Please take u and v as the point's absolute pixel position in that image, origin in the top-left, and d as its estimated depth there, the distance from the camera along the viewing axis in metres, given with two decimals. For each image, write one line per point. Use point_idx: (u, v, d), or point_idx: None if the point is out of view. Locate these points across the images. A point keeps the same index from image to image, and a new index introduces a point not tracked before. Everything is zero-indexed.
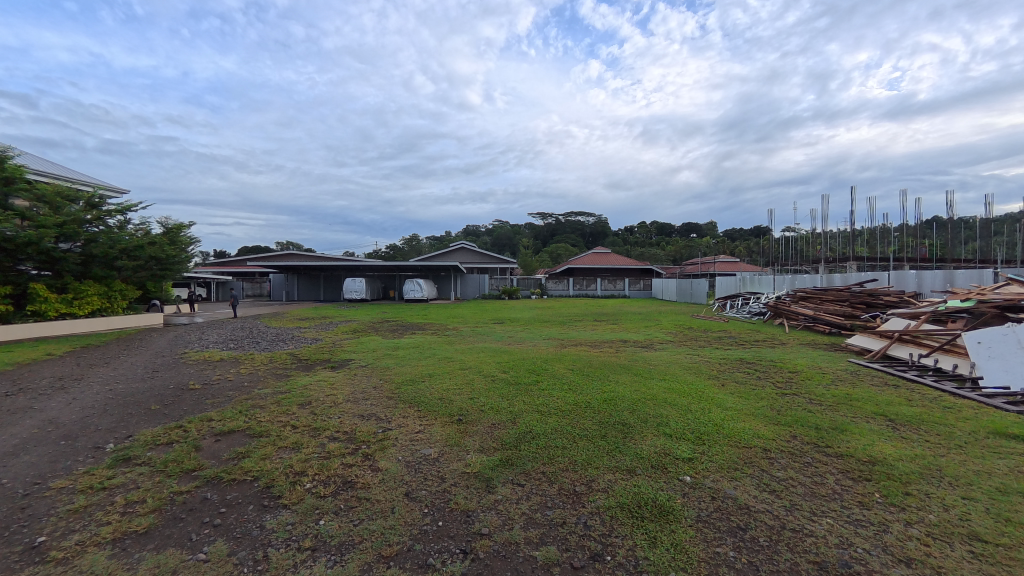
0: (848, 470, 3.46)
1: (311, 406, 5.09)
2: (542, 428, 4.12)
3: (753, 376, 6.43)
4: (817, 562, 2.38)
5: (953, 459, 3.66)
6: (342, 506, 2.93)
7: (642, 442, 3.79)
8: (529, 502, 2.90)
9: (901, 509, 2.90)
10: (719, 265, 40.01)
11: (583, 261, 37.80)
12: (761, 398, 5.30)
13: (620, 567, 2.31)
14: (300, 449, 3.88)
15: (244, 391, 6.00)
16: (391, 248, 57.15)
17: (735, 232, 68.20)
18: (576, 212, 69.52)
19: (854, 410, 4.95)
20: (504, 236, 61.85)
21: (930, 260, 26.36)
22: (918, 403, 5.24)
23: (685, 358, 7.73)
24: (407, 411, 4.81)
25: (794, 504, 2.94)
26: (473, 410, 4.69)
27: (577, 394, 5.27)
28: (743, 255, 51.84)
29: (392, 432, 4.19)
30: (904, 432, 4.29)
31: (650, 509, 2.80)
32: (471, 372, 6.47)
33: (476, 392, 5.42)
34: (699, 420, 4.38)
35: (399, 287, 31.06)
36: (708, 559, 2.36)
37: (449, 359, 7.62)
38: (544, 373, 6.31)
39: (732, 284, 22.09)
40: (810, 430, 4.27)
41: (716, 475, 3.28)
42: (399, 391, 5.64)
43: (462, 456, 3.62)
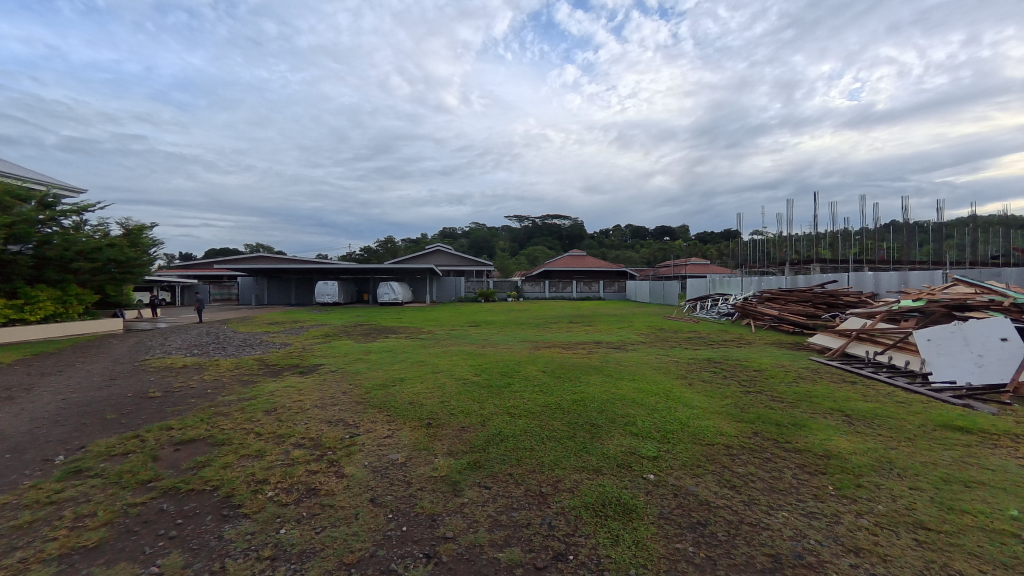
0: (806, 465, 3.59)
1: (277, 412, 4.96)
2: (512, 430, 4.15)
3: (719, 375, 6.62)
4: (771, 555, 2.46)
5: (902, 451, 3.86)
6: (305, 514, 2.86)
7: (609, 442, 3.86)
8: (496, 504, 2.90)
9: (852, 501, 3.03)
10: (692, 267, 40.96)
11: (559, 263, 38.09)
12: (725, 396, 5.48)
13: (582, 566, 2.33)
14: (264, 456, 3.78)
15: (208, 398, 5.80)
16: (366, 250, 56.36)
17: (707, 234, 70.19)
18: (554, 216, 70.33)
19: (813, 406, 5.17)
20: (481, 238, 61.78)
21: (888, 261, 27.78)
22: (873, 398, 5.50)
23: (656, 359, 7.89)
24: (377, 416, 4.73)
25: (752, 499, 3.04)
26: (443, 414, 4.66)
27: (548, 395, 5.32)
28: (714, 258, 53.11)
29: (360, 438, 4.12)
30: (859, 426, 4.49)
31: (614, 507, 2.84)
32: (443, 376, 6.45)
33: (447, 395, 5.39)
34: (664, 419, 4.48)
35: (374, 289, 30.68)
36: (668, 555, 2.41)
37: (421, 363, 7.54)
38: (516, 376, 6.35)
39: (703, 286, 22.79)
40: (770, 427, 4.42)
41: (679, 472, 3.36)
42: (370, 396, 5.55)
43: (432, 459, 3.60)
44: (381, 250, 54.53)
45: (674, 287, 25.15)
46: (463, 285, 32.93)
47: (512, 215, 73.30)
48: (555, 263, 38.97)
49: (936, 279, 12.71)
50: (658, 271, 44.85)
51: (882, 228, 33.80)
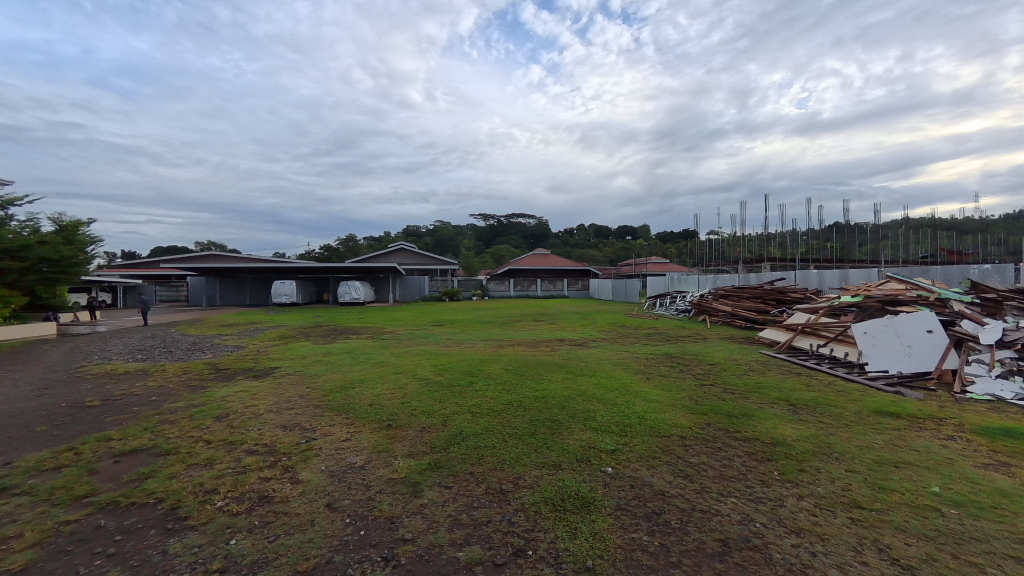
0: (754, 452, 3.78)
1: (229, 418, 4.74)
2: (473, 429, 4.14)
3: (676, 370, 6.86)
4: (721, 539, 2.57)
5: (839, 437, 4.15)
6: (257, 523, 2.75)
7: (569, 437, 3.93)
8: (456, 504, 2.89)
9: (795, 485, 3.22)
10: (652, 266, 42.19)
11: (524, 262, 38.24)
12: (681, 389, 5.69)
13: (541, 560, 2.36)
14: (214, 465, 3.60)
15: (153, 405, 5.45)
16: (326, 249, 54.61)
17: (667, 234, 72.48)
18: (519, 215, 70.65)
19: (762, 396, 5.45)
20: (446, 237, 61.18)
21: (831, 260, 29.63)
22: (816, 388, 5.87)
23: (616, 355, 8.08)
24: (335, 419, 4.61)
25: (703, 487, 3.18)
26: (404, 415, 4.59)
27: (510, 393, 5.35)
28: (673, 257, 54.90)
29: (317, 442, 4.00)
30: (802, 415, 4.78)
31: (573, 501, 2.90)
32: (405, 376, 6.35)
33: (408, 396, 5.31)
34: (623, 413, 4.60)
35: (335, 289, 29.80)
36: (624, 545, 2.49)
37: (382, 364, 7.39)
38: (479, 375, 6.33)
39: (662, 284, 23.53)
40: (722, 417, 4.63)
41: (636, 464, 3.46)
42: (328, 398, 5.39)
43: (391, 461, 3.55)
44: (342, 250, 52.85)
45: (636, 285, 25.82)
46: (427, 285, 32.53)
47: (478, 214, 73.02)
48: (520, 262, 39.14)
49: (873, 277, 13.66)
50: (621, 270, 45.92)
51: (826, 228, 35.98)
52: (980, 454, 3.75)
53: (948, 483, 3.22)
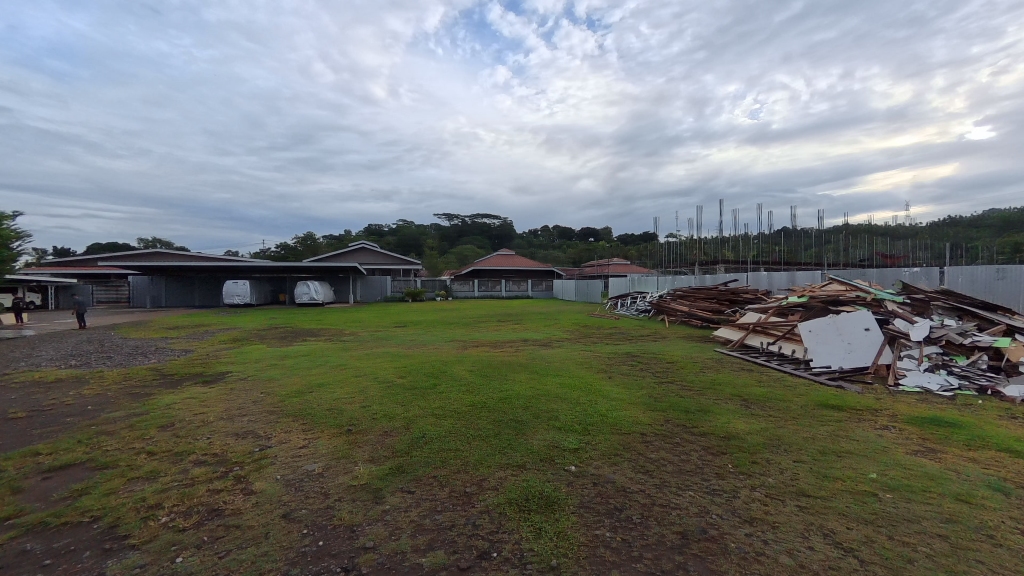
0: (710, 446, 3.94)
1: (175, 428, 4.45)
2: (437, 432, 4.09)
3: (637, 368, 7.04)
4: (680, 532, 2.66)
5: (787, 429, 4.40)
6: (207, 538, 2.59)
7: (533, 437, 3.96)
8: (419, 509, 2.84)
9: (748, 476, 3.38)
10: (614, 267, 43.20)
11: (489, 263, 38.19)
12: (641, 387, 5.85)
13: (506, 562, 2.36)
14: (158, 478, 3.37)
15: (88, 416, 5.03)
16: (283, 248, 52.44)
17: (628, 236, 74.44)
18: (484, 215, 70.52)
19: (717, 392, 5.69)
20: (409, 236, 60.16)
21: (779, 263, 31.36)
22: (766, 383, 6.20)
23: (580, 355, 8.20)
24: (292, 426, 4.42)
25: (663, 481, 3.29)
26: (365, 419, 4.47)
27: (474, 394, 5.33)
28: (634, 259, 56.44)
29: (272, 450, 3.82)
30: (754, 409, 5.03)
31: (537, 501, 2.92)
32: (366, 379, 6.18)
33: (369, 400, 5.18)
34: (586, 412, 4.68)
35: (292, 289, 28.67)
36: (587, 542, 2.53)
37: (342, 366, 7.17)
38: (442, 376, 6.26)
39: (623, 285, 24.14)
40: (680, 413, 4.79)
41: (598, 462, 3.53)
42: (284, 404, 5.17)
43: (352, 467, 3.44)
44: (300, 248, 50.90)
45: (599, 285, 26.36)
46: (390, 285, 31.88)
47: (442, 214, 72.29)
48: (485, 262, 39.06)
49: (816, 279, 14.55)
50: (584, 271, 46.72)
51: (775, 232, 38.07)
52: (910, 441, 4.07)
53: (884, 469, 3.48)
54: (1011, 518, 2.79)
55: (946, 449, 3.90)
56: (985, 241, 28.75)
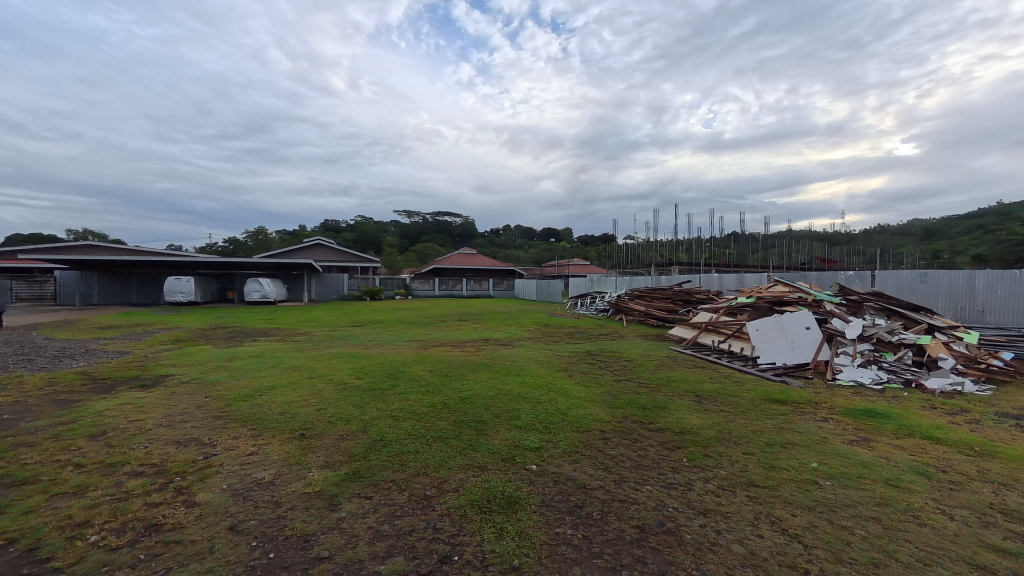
0: (667, 441, 4.07)
1: (107, 437, 4.08)
2: (396, 434, 3.99)
3: (596, 366, 7.19)
4: (638, 526, 2.73)
5: (737, 423, 4.62)
6: (143, 556, 2.39)
7: (494, 437, 3.94)
8: (377, 515, 2.76)
9: (701, 469, 3.52)
10: (575, 267, 43.93)
11: (450, 262, 37.77)
12: (600, 385, 5.98)
13: (467, 565, 2.33)
14: (87, 493, 3.07)
15: (2, 425, 4.53)
16: (231, 243, 49.61)
17: (589, 237, 75.97)
18: (446, 214, 69.80)
19: (672, 389, 5.91)
20: (368, 233, 58.56)
21: (729, 265, 33.01)
22: (718, 379, 6.50)
23: (541, 354, 8.27)
24: (240, 431, 4.18)
25: (622, 477, 3.36)
26: (320, 423, 4.30)
27: (434, 395, 5.24)
28: (594, 259, 57.66)
29: (218, 458, 3.59)
30: (706, 404, 5.26)
31: (499, 501, 2.91)
32: (321, 381, 5.94)
33: (324, 402, 4.98)
34: (547, 411, 4.72)
35: (242, 287, 27.19)
36: (549, 540, 2.54)
37: (295, 368, 6.85)
38: (402, 377, 6.12)
39: (583, 285, 24.60)
40: (637, 410, 4.93)
41: (559, 460, 3.56)
42: (232, 408, 4.88)
43: (305, 474, 3.29)
44: (250, 244, 48.32)
45: (559, 285, 26.72)
46: (347, 283, 30.90)
47: (403, 211, 70.87)
48: (446, 261, 38.62)
49: (762, 280, 15.43)
50: (545, 271, 47.22)
51: (726, 236, 40.03)
52: (845, 432, 4.39)
53: (823, 459, 3.72)
54: (933, 499, 3.06)
55: (877, 438, 4.23)
56: (908, 248, 31.51)
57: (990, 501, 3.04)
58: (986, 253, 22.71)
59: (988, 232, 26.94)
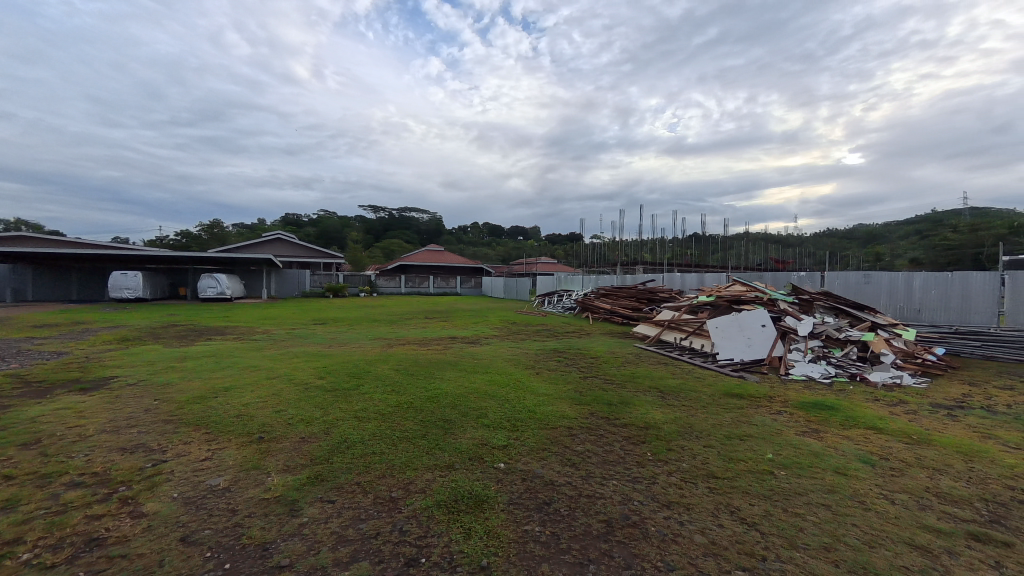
0: (631, 436, 4.16)
1: (40, 445, 3.75)
2: (360, 435, 3.88)
3: (563, 364, 7.27)
4: (605, 520, 2.77)
5: (698, 417, 4.78)
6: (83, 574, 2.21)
7: (462, 436, 3.90)
8: (341, 519, 2.67)
9: (665, 463, 3.62)
10: (542, 265, 44.25)
11: (417, 259, 37.13)
12: (567, 382, 6.05)
13: (434, 566, 2.29)
14: (17, 506, 2.81)
15: None
16: (182, 235, 46.92)
17: (556, 236, 76.73)
18: (413, 210, 68.69)
19: (637, 385, 6.05)
20: (331, 228, 56.82)
21: (690, 265, 34.17)
22: (680, 375, 6.71)
23: (508, 351, 8.28)
24: (193, 436, 3.94)
25: (588, 472, 3.40)
26: (280, 425, 4.12)
27: (400, 394, 5.14)
28: (561, 258, 58.30)
29: (168, 465, 3.37)
30: (669, 399, 5.42)
31: (466, 501, 2.88)
32: (281, 382, 5.71)
33: (284, 404, 4.79)
34: (514, 409, 4.72)
35: (194, 283, 25.77)
36: (517, 539, 2.54)
37: (253, 368, 6.55)
38: (367, 377, 5.97)
39: (551, 283, 24.82)
40: (603, 406, 5.01)
41: (527, 457, 3.57)
42: (183, 411, 4.60)
43: (264, 479, 3.15)
44: (203, 237, 45.88)
45: (527, 283, 26.82)
46: (309, 280, 29.87)
47: (368, 207, 69.19)
48: (413, 258, 37.98)
49: (721, 279, 16.05)
50: (513, 269, 47.32)
51: (687, 237, 41.41)
52: (797, 424, 4.63)
53: (778, 450, 3.91)
54: (876, 485, 3.27)
55: (826, 429, 4.48)
56: (853, 252, 33.61)
57: (926, 485, 3.28)
58: (921, 257, 24.52)
59: (923, 238, 29.09)
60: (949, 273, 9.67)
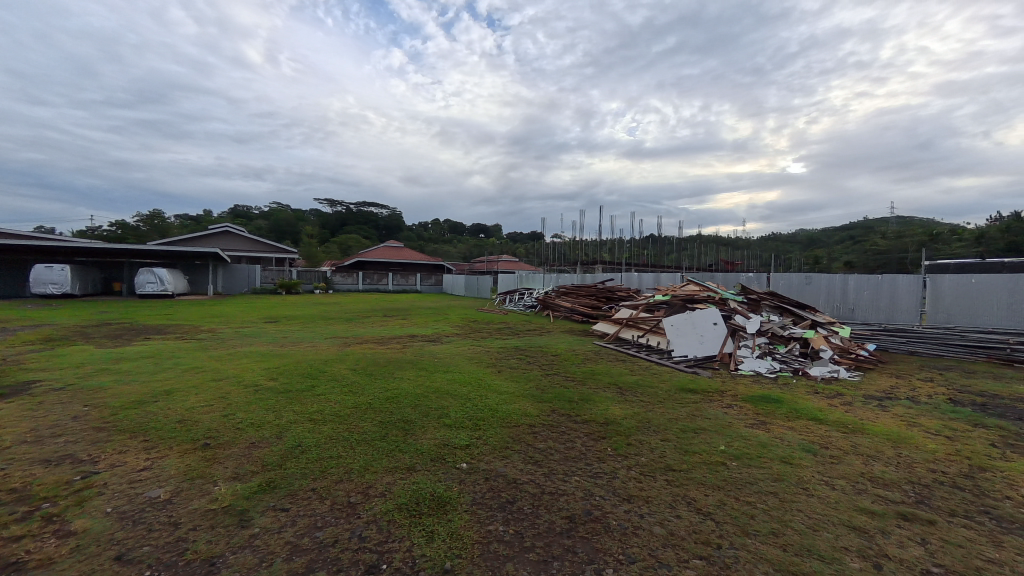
0: (592, 432, 4.24)
1: None
2: (316, 439, 3.72)
3: (524, 361, 7.32)
4: (568, 516, 2.80)
5: (655, 412, 4.95)
6: None
7: (422, 437, 3.83)
8: (295, 527, 2.55)
9: (624, 457, 3.71)
10: (504, 263, 44.33)
11: (375, 255, 36.12)
12: (529, 380, 6.09)
13: (396, 572, 2.23)
14: None
15: None
16: (116, 226, 43.34)
17: (518, 235, 77.11)
18: (372, 205, 66.89)
19: (596, 382, 6.18)
20: (285, 222, 54.32)
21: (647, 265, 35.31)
22: (638, 372, 6.93)
23: (469, 350, 8.24)
24: (129, 444, 3.64)
25: (551, 470, 3.43)
26: (228, 430, 3.88)
27: (357, 395, 4.98)
28: (522, 256, 58.60)
29: (100, 477, 3.09)
30: (627, 395, 5.58)
31: (428, 503, 2.83)
32: (228, 384, 5.38)
33: (232, 407, 4.52)
34: (476, 408, 4.69)
35: (130, 278, 23.93)
36: (481, 539, 2.52)
37: (198, 369, 6.14)
38: (322, 377, 5.74)
39: (512, 281, 24.91)
40: (565, 403, 5.08)
41: (489, 456, 3.55)
42: (118, 418, 4.24)
43: (210, 488, 2.95)
44: (140, 228, 42.58)
45: (489, 281, 26.78)
46: (259, 275, 28.39)
47: (325, 201, 66.70)
48: (371, 254, 36.97)
49: (675, 279, 16.71)
50: (474, 267, 47.09)
51: (644, 238, 42.74)
52: (746, 416, 4.89)
53: (730, 442, 4.10)
54: (818, 472, 3.50)
55: (773, 420, 4.75)
56: (794, 255, 35.91)
57: (861, 470, 3.55)
58: (854, 260, 26.51)
59: (856, 243, 31.49)
60: (879, 276, 10.50)
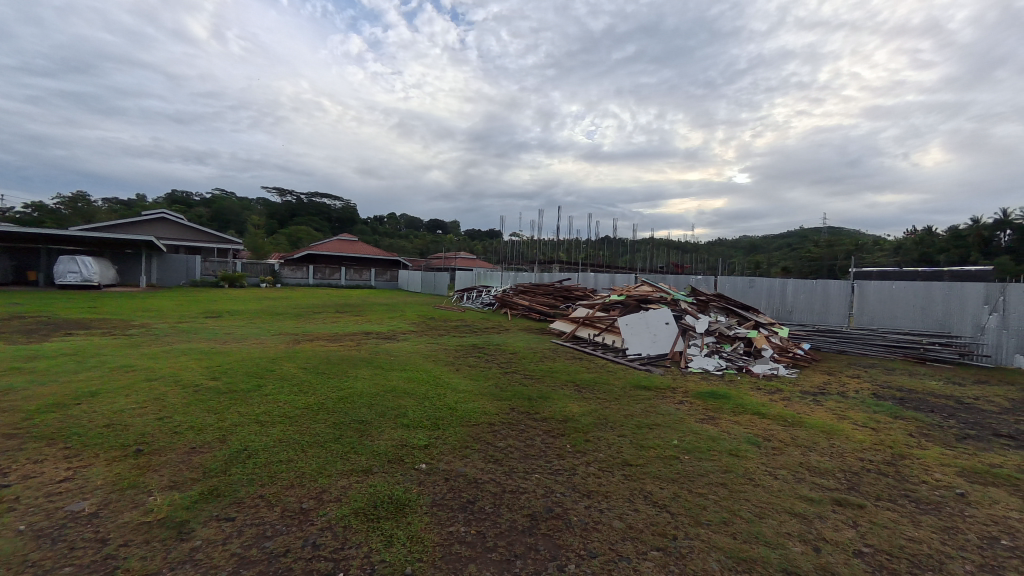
0: (551, 430, 4.27)
1: None
2: (263, 442, 3.50)
3: (482, 360, 7.27)
4: (529, 514, 2.81)
5: (612, 409, 5.06)
6: None
7: (379, 438, 3.70)
8: (242, 538, 2.38)
9: (583, 453, 3.77)
10: (462, 260, 43.99)
11: (327, 248, 34.69)
12: (488, 378, 6.05)
13: None
14: None
15: None
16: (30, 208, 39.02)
17: (476, 232, 76.75)
18: (325, 196, 64.28)
19: (554, 380, 6.24)
20: (228, 210, 51.02)
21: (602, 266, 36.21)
22: (594, 369, 7.07)
23: (426, 348, 8.09)
24: (45, 453, 3.26)
25: (511, 468, 3.42)
26: (163, 435, 3.57)
27: (309, 395, 4.75)
28: (480, 254, 58.39)
29: (10, 491, 2.75)
30: (584, 393, 5.67)
31: (386, 506, 2.73)
32: (164, 384, 4.95)
33: (169, 409, 4.16)
34: (434, 407, 4.60)
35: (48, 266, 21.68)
36: (442, 541, 2.46)
37: (128, 368, 5.62)
38: (270, 376, 5.42)
39: (470, 279, 24.75)
40: (524, 401, 5.09)
41: (449, 456, 3.49)
42: (31, 423, 3.79)
43: (143, 499, 2.70)
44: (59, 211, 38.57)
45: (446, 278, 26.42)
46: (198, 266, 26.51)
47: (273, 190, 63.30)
48: (323, 247, 35.51)
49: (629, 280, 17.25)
50: (431, 263, 46.40)
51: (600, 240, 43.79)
52: (697, 411, 5.12)
53: (682, 436, 4.27)
54: (762, 463, 3.71)
55: (721, 415, 5.00)
56: (738, 259, 38.12)
57: (800, 460, 3.81)
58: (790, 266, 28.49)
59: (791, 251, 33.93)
60: (813, 281, 11.37)
